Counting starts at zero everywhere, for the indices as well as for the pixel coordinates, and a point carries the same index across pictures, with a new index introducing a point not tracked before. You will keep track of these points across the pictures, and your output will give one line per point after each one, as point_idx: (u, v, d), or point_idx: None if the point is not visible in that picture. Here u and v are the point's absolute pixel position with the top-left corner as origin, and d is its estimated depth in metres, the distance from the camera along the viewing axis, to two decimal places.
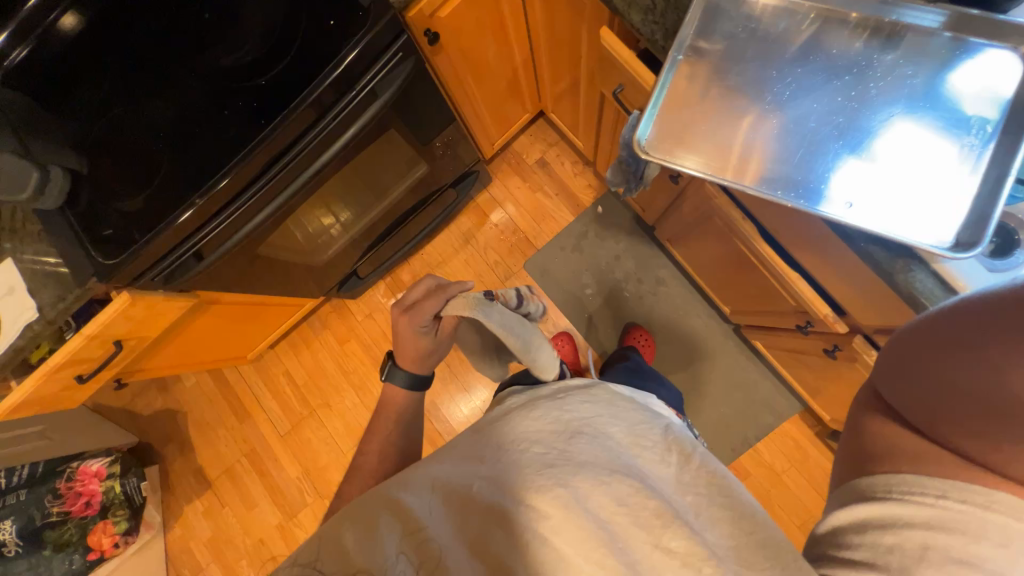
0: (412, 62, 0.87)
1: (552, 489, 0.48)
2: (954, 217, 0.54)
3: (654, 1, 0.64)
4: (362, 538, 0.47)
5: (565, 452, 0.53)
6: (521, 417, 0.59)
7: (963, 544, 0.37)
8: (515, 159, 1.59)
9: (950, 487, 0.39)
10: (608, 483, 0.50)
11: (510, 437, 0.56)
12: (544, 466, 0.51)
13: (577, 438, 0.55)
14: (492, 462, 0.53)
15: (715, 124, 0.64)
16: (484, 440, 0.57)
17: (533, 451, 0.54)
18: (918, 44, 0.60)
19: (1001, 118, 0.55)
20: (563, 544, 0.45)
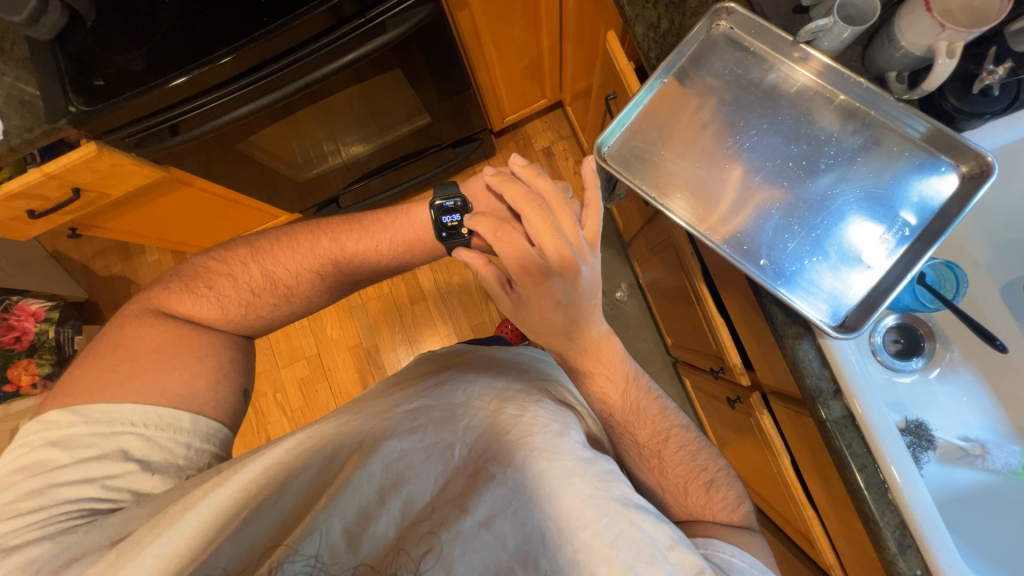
0: (430, 8, 0.88)
1: (536, 459, 0.54)
2: (849, 301, 0.58)
3: (659, 18, 0.66)
4: (345, 481, 0.53)
5: (535, 417, 0.58)
6: (488, 383, 0.64)
7: (765, 567, 0.58)
8: (523, 140, 1.60)
9: (748, 540, 0.61)
10: (579, 450, 0.56)
11: (478, 400, 0.61)
12: (525, 433, 0.56)
13: (542, 405, 0.61)
14: (464, 429, 0.58)
15: (676, 156, 0.68)
16: (451, 395, 0.62)
17: (499, 418, 0.58)
18: (883, 136, 0.62)
19: (920, 225, 0.59)
20: (547, 506, 0.52)
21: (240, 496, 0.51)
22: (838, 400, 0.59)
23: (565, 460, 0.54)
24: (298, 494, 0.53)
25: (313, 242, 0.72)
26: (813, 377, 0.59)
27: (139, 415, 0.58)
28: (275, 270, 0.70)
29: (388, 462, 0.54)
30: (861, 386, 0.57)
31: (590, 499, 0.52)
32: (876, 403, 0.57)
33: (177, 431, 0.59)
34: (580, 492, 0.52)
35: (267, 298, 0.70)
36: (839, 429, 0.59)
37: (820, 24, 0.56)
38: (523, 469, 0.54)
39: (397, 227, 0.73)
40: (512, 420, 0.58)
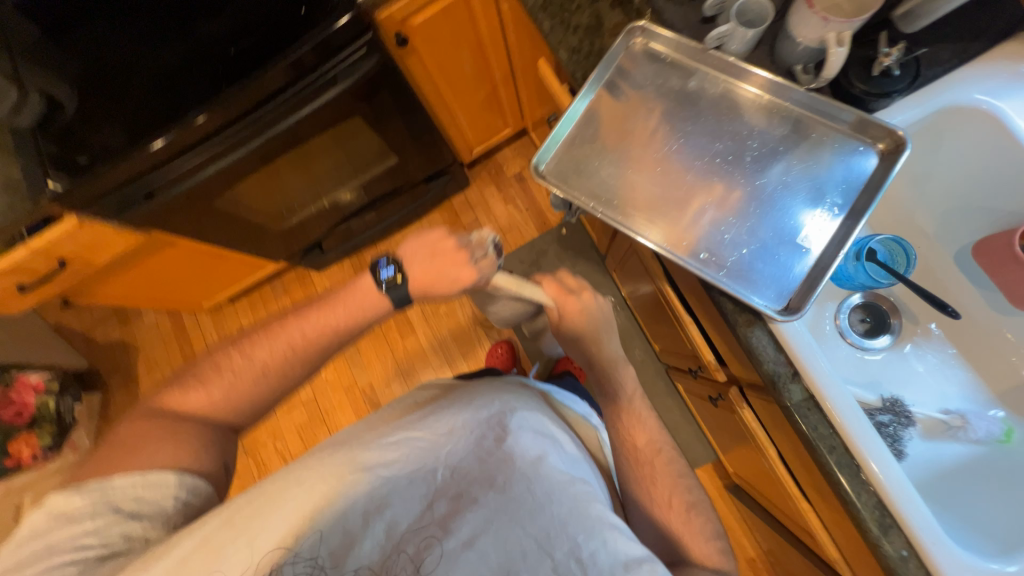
0: (376, 58, 0.94)
1: (518, 483, 0.54)
2: (791, 284, 0.60)
3: (580, 43, 0.71)
4: (331, 504, 0.52)
5: (515, 442, 0.59)
6: (470, 407, 0.65)
7: None
8: (495, 169, 1.66)
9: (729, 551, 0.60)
10: (558, 471, 0.56)
11: (462, 425, 0.62)
12: (504, 458, 0.57)
13: (523, 429, 0.61)
14: (447, 452, 0.58)
15: (609, 163, 0.70)
16: (436, 420, 0.63)
17: (481, 443, 0.59)
18: (804, 128, 0.64)
19: (848, 204, 0.60)
20: (529, 526, 0.52)
21: (222, 528, 0.51)
22: (797, 383, 0.59)
23: (543, 482, 0.55)
24: (280, 524, 0.51)
25: (287, 325, 0.71)
26: (770, 362, 0.60)
27: (120, 484, 0.59)
28: (253, 350, 0.70)
29: (370, 489, 0.54)
30: (820, 370, 0.58)
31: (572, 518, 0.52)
32: (833, 385, 0.58)
33: (162, 486, 0.59)
34: (559, 510, 0.52)
35: (248, 378, 0.68)
36: (804, 412, 0.58)
37: (721, 30, 0.62)
38: (508, 492, 0.54)
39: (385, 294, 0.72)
40: (496, 446, 0.59)
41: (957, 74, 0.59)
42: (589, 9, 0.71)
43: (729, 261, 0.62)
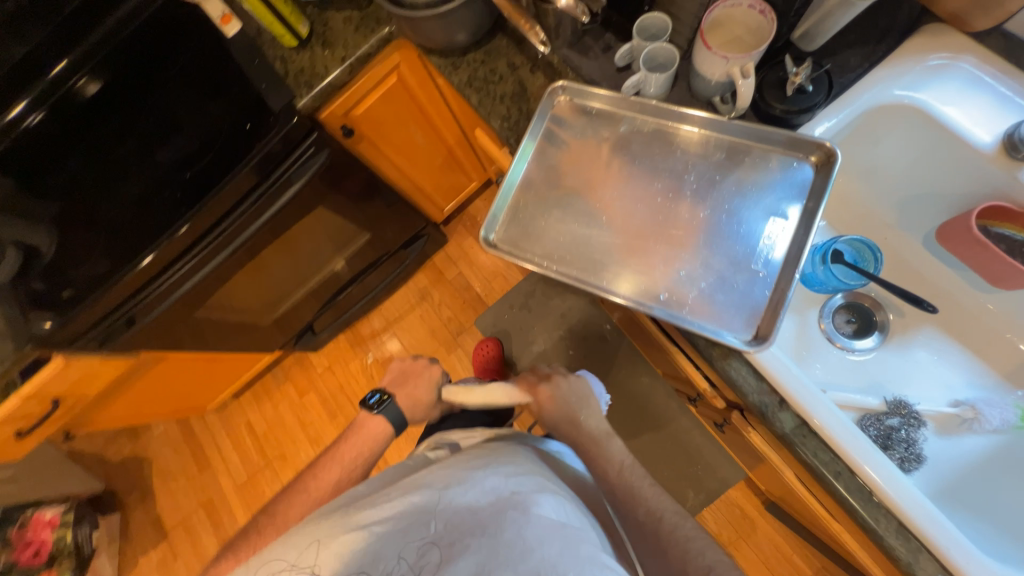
0: (326, 154, 0.94)
1: (508, 523, 0.49)
2: (755, 310, 0.57)
3: (509, 110, 0.73)
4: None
5: (506, 483, 0.54)
6: (463, 459, 0.60)
7: None
8: (469, 221, 1.69)
9: None
10: (551, 511, 0.51)
11: (459, 474, 0.56)
12: (496, 500, 0.52)
13: (517, 473, 0.56)
14: (443, 497, 0.52)
15: (556, 218, 0.67)
16: (435, 471, 0.57)
17: (475, 484, 0.54)
18: (733, 151, 0.63)
19: (797, 219, 0.59)
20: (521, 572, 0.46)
21: None
22: (785, 410, 0.57)
23: (535, 523, 0.49)
24: None
25: (303, 480, 0.73)
26: (753, 393, 0.58)
27: None
28: (272, 513, 0.70)
29: (359, 550, 0.49)
30: (808, 395, 0.55)
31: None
32: (825, 409, 0.55)
33: None
34: (547, 553, 0.47)
35: (269, 533, 0.67)
36: (802, 441, 0.56)
37: (634, 79, 0.64)
38: (512, 543, 0.47)
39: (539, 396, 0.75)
40: (501, 492, 0.53)
41: (873, 76, 0.60)
42: (511, 77, 0.74)
43: (695, 299, 0.59)
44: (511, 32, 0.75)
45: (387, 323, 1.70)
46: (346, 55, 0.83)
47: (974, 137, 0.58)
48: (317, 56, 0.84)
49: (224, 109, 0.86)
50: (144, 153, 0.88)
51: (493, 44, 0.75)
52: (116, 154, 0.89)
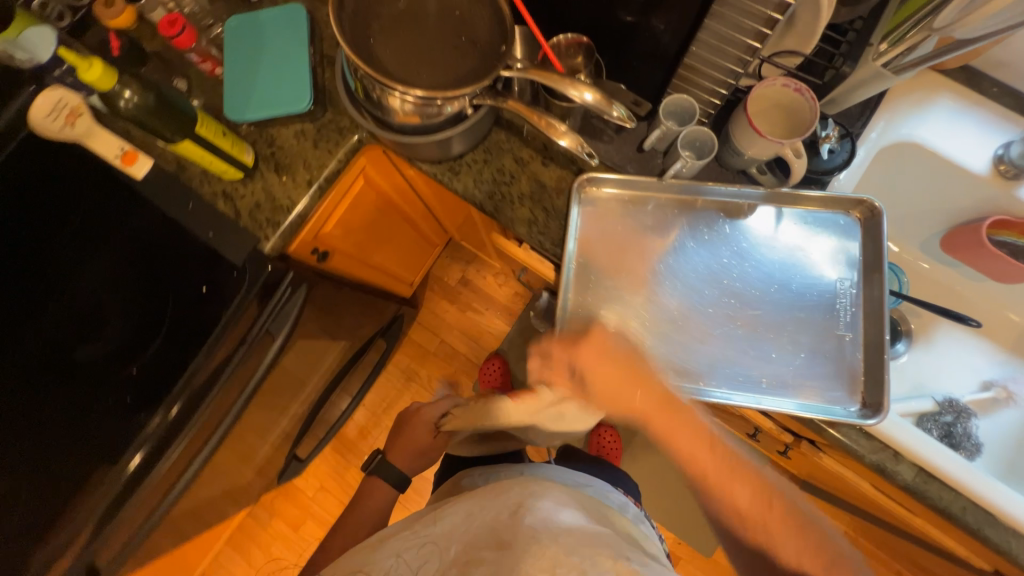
0: (305, 290, 0.74)
1: (520, 524, 0.52)
2: (854, 378, 0.57)
3: (533, 214, 0.65)
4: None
5: (530, 495, 0.58)
6: (494, 486, 0.62)
7: None
8: (437, 283, 1.56)
9: None
10: (569, 521, 0.53)
11: (481, 497, 0.59)
12: (514, 506, 0.55)
13: (546, 492, 0.59)
14: (464, 521, 0.56)
15: (627, 322, 0.62)
16: (461, 504, 0.60)
17: (494, 501, 0.57)
18: (766, 217, 0.62)
19: (855, 276, 0.60)
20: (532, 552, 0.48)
21: None
22: (902, 461, 0.58)
23: (548, 524, 0.51)
24: None
25: None
26: (869, 455, 0.58)
27: None
28: None
29: None
30: (921, 445, 0.57)
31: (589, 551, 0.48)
32: (937, 452, 0.57)
33: None
34: (562, 545, 0.48)
35: None
36: (926, 487, 0.57)
37: (676, 166, 0.60)
38: (521, 537, 0.50)
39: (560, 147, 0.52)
40: (509, 503, 0.56)
41: (876, 123, 0.64)
42: (523, 174, 0.66)
43: (794, 378, 0.58)
44: (509, 125, 0.67)
45: (376, 417, 1.51)
46: (312, 177, 0.69)
47: (973, 166, 0.64)
48: (274, 185, 0.69)
49: (162, 272, 0.67)
50: (55, 351, 0.65)
51: (491, 141, 0.67)
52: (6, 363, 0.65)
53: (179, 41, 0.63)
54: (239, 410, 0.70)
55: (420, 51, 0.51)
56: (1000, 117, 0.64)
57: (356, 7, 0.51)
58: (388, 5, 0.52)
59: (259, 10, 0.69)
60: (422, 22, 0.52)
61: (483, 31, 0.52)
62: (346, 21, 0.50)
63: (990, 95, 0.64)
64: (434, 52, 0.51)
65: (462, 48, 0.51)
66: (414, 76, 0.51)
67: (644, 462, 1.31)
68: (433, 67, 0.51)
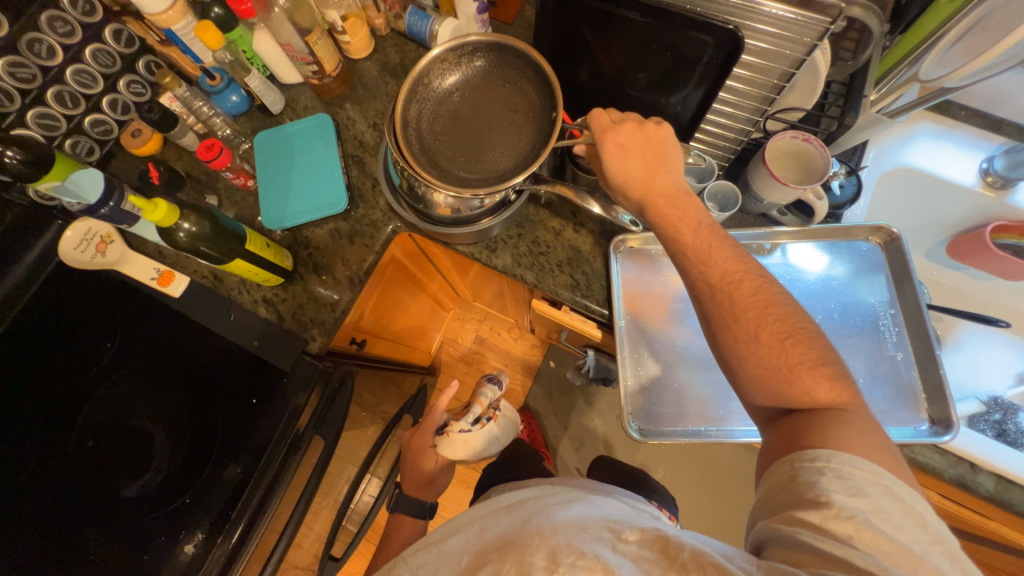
0: (350, 382, 0.74)
1: (536, 522, 0.48)
2: (917, 396, 0.59)
3: (575, 278, 0.68)
4: None
5: (561, 500, 0.54)
6: (518, 500, 0.58)
7: None
8: (450, 346, 1.50)
9: None
10: (595, 516, 0.49)
11: (502, 511, 0.55)
12: (536, 510, 0.52)
13: (580, 498, 0.55)
14: (481, 532, 0.52)
15: (679, 370, 0.67)
16: (483, 517, 0.56)
17: (519, 509, 0.54)
18: (803, 251, 0.66)
19: (892, 295, 0.63)
20: (548, 542, 0.44)
21: None
22: (980, 471, 0.60)
23: (568, 520, 0.47)
24: None
25: None
26: (947, 469, 0.59)
27: None
28: None
29: None
30: (992, 454, 0.59)
31: (606, 547, 0.43)
32: (1012, 459, 0.59)
33: None
34: (583, 538, 0.44)
35: None
36: (1009, 494, 0.59)
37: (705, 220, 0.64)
38: (540, 530, 0.46)
39: (617, 137, 0.53)
40: (521, 515, 0.52)
41: (873, 153, 0.70)
42: (559, 242, 0.69)
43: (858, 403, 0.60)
44: (536, 197, 0.71)
45: None
46: (351, 273, 0.70)
47: (965, 181, 0.70)
48: (315, 285, 0.70)
49: (208, 390, 0.67)
50: (93, 493, 0.62)
51: (523, 215, 0.70)
52: (35, 515, 0.60)
53: (216, 164, 0.65)
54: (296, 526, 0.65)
55: (476, 137, 0.55)
56: (976, 136, 0.71)
57: (416, 113, 0.55)
58: (436, 100, 0.56)
59: (286, 124, 0.74)
60: (471, 112, 0.56)
61: (529, 103, 0.55)
62: (411, 127, 0.54)
63: (960, 118, 0.71)
64: (490, 136, 0.55)
65: (516, 122, 0.55)
66: (495, 158, 0.54)
67: (696, 502, 1.27)
68: (500, 146, 0.55)
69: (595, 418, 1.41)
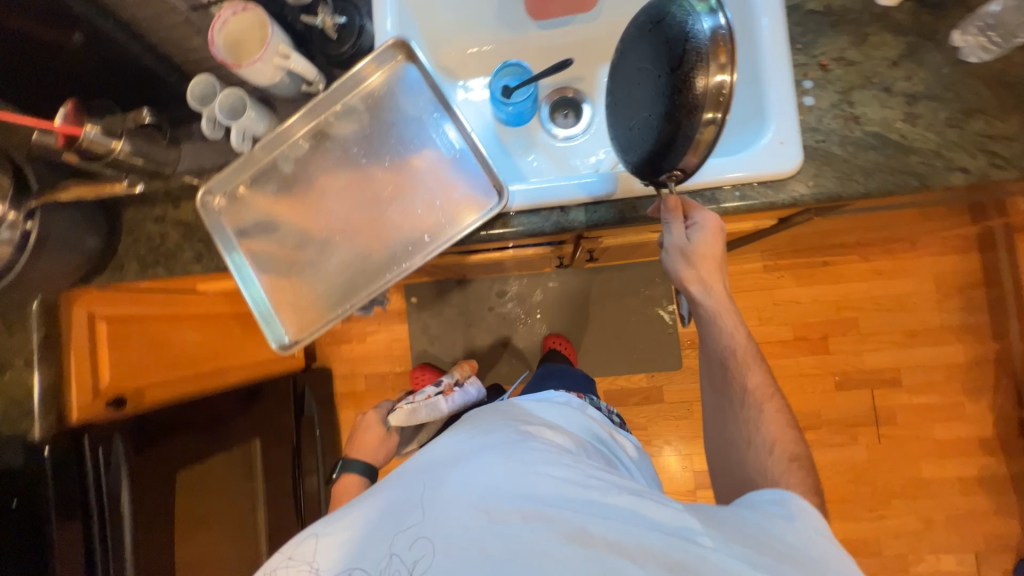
0: (119, 437, 0.82)
1: (489, 485, 0.52)
2: (482, 178, 0.65)
3: (196, 249, 0.70)
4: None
5: (520, 460, 0.55)
6: (475, 456, 0.57)
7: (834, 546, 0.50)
8: (328, 336, 1.61)
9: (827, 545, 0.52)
10: (548, 478, 0.53)
11: (447, 473, 0.55)
12: (498, 472, 0.54)
13: (540, 458, 0.56)
14: (429, 494, 0.54)
15: (314, 262, 0.68)
16: (432, 468, 0.57)
17: (479, 466, 0.55)
18: (353, 106, 0.68)
19: (436, 102, 0.67)
20: (493, 509, 0.50)
21: None
22: (571, 210, 0.66)
23: (527, 477, 0.53)
24: None
25: None
26: (543, 226, 0.67)
27: None
28: None
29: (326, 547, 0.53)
30: (564, 192, 0.65)
31: (597, 524, 0.49)
32: (585, 186, 0.65)
33: None
34: (526, 498, 0.51)
35: None
36: (597, 214, 0.66)
37: (237, 133, 0.65)
38: (491, 487, 0.52)
39: (690, 219, 0.60)
40: (476, 469, 0.55)
41: None
42: (168, 228, 0.71)
43: (440, 215, 0.66)
44: (129, 200, 0.72)
45: None
46: (28, 356, 0.74)
47: None
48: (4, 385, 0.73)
49: None
50: None
51: (127, 220, 0.72)
52: None
53: None
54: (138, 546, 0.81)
55: None
56: None
57: None
58: None
59: None
60: None
61: None
62: None
63: None
64: None
65: None
66: None
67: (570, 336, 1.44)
68: None
69: (471, 320, 1.57)
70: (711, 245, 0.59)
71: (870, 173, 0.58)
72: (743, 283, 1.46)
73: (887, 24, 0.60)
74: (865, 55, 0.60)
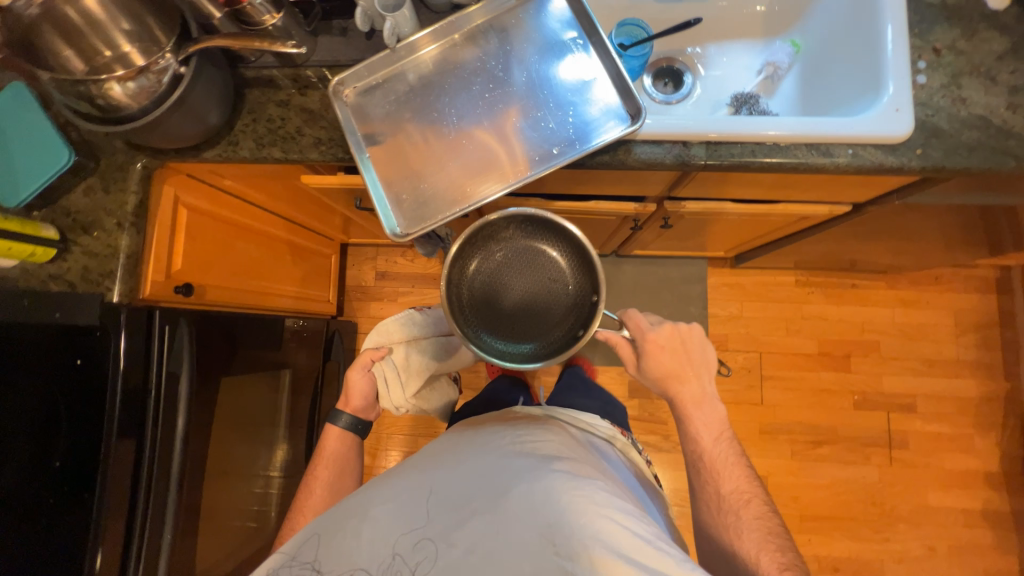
0: (185, 324, 0.79)
1: (549, 506, 0.52)
2: (614, 102, 0.70)
3: (317, 135, 0.71)
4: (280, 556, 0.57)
5: (581, 491, 0.54)
6: (537, 474, 0.56)
7: None
8: (359, 290, 1.61)
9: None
10: (612, 515, 0.52)
11: (509, 485, 0.55)
12: (560, 495, 0.53)
13: (603, 496, 0.54)
14: (483, 504, 0.53)
15: (440, 161, 0.70)
16: (491, 476, 0.57)
17: (540, 485, 0.54)
18: (497, 27, 0.73)
19: (580, 30, 0.73)
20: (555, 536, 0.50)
21: None
22: (693, 146, 0.68)
23: (586, 509, 0.52)
24: None
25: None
26: (667, 156, 0.68)
27: None
28: None
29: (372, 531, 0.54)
30: (696, 126, 0.66)
31: (612, 555, 0.48)
32: (715, 123, 0.66)
33: None
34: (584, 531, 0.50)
35: None
36: (723, 151, 0.67)
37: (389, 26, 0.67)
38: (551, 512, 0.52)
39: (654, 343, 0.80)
40: (539, 489, 0.54)
41: None
42: (291, 112, 0.72)
43: (569, 132, 0.69)
44: (255, 80, 0.73)
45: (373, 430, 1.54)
46: (119, 219, 0.73)
47: None
48: (90, 243, 0.72)
49: None
50: None
51: (251, 100, 0.73)
52: None
53: None
54: (185, 439, 0.78)
55: None
56: None
57: None
58: None
59: None
60: None
61: None
62: None
63: None
64: None
65: None
66: None
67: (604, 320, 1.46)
68: None
69: None
70: (660, 360, 0.80)
71: (973, 149, 0.63)
72: (774, 293, 1.51)
73: (995, 24, 0.68)
74: (973, 47, 0.67)
